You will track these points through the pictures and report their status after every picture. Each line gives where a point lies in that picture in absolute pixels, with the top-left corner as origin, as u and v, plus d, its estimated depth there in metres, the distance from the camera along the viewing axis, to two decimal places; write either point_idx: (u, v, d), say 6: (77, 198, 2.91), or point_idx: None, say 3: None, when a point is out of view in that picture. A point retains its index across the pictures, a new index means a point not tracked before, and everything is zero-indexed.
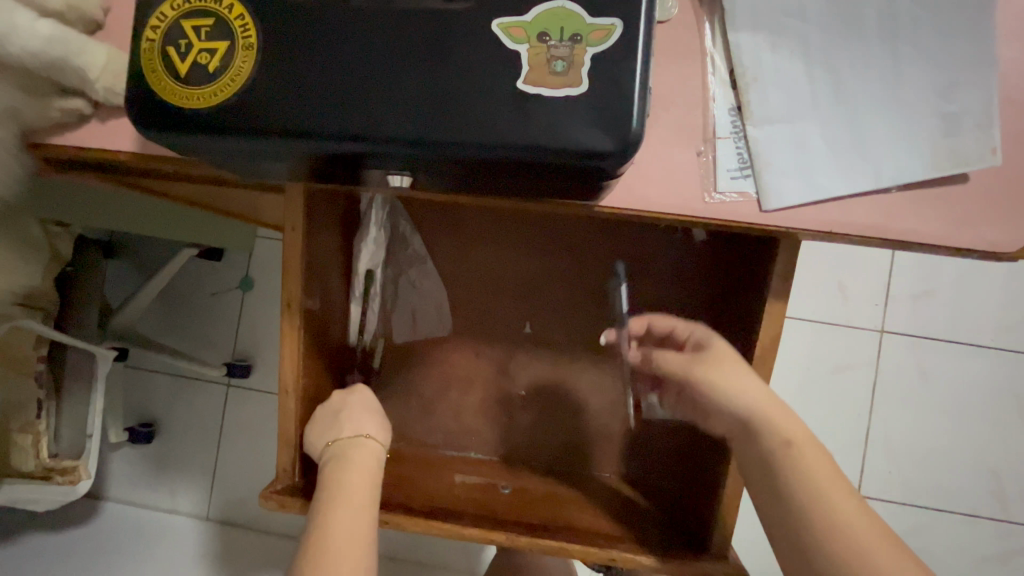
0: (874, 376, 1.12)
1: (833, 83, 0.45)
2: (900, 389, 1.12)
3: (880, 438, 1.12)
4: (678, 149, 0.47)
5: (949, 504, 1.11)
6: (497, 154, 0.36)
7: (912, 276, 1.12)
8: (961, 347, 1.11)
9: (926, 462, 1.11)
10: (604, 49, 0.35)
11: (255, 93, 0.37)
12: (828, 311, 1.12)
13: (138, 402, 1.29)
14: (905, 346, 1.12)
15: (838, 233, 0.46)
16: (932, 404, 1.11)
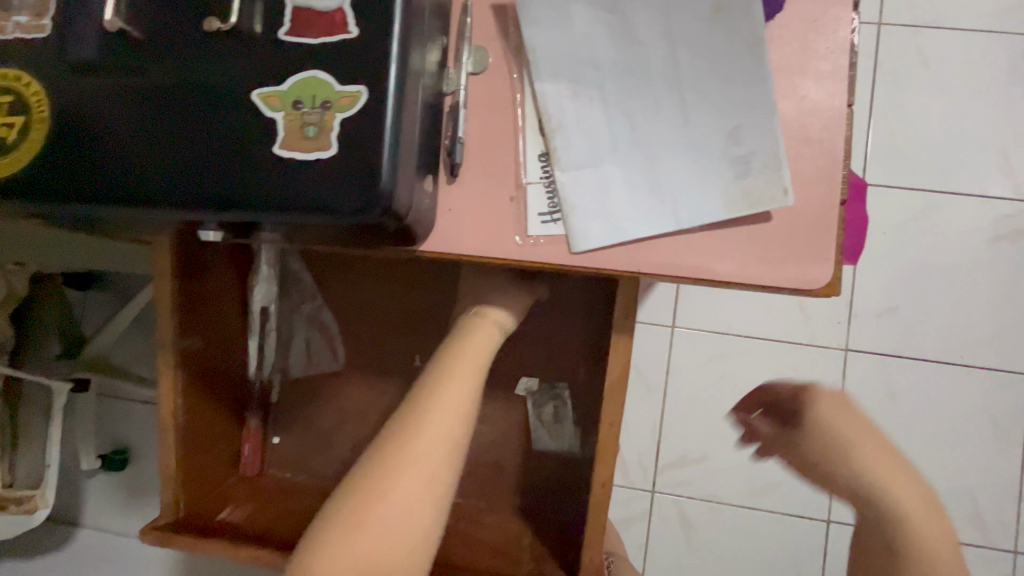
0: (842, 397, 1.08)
1: (629, 127, 0.47)
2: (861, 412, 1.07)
3: None
4: (493, 195, 0.49)
5: None
6: (268, 214, 0.38)
7: (877, 290, 1.07)
8: (924, 366, 1.06)
9: None
10: (351, 113, 0.37)
11: (52, 162, 0.40)
12: (784, 328, 1.09)
13: (111, 429, 1.32)
14: (870, 365, 1.07)
15: (646, 274, 0.47)
16: (896, 427, 1.07)
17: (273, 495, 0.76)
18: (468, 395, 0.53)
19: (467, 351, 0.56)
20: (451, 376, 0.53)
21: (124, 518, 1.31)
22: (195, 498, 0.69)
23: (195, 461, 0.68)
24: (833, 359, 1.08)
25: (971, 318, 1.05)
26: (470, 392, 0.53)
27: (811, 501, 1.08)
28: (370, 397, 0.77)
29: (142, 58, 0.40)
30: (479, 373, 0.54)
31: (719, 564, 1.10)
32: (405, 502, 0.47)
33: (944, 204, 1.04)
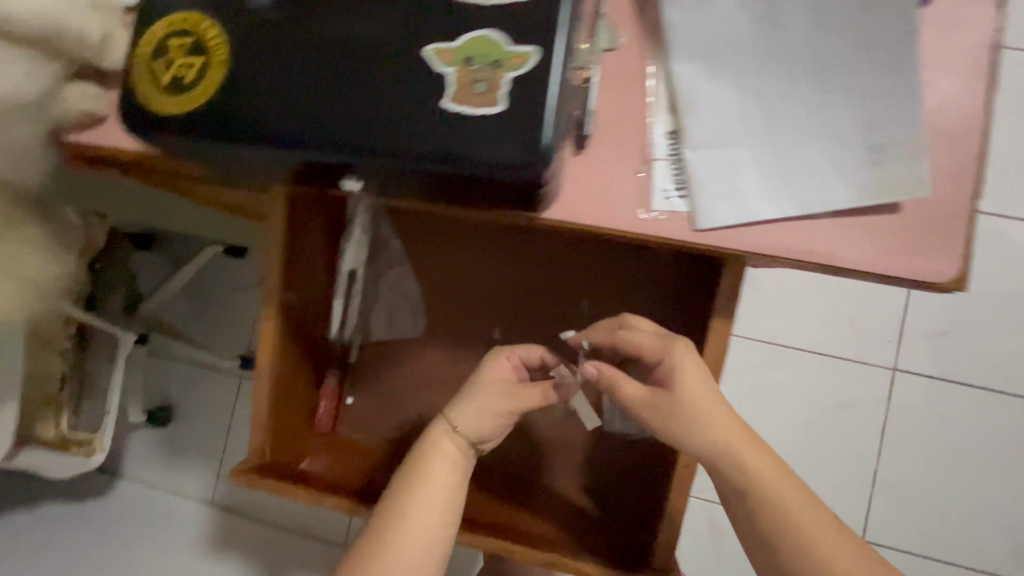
0: (885, 416, 1.07)
1: (763, 111, 0.47)
2: (908, 432, 1.06)
3: (884, 481, 1.06)
4: (618, 168, 0.50)
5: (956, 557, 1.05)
6: (429, 164, 0.40)
7: (927, 312, 1.07)
8: (976, 391, 1.05)
9: (933, 511, 1.05)
10: (521, 73, 0.38)
11: (224, 102, 0.42)
12: (836, 343, 1.08)
13: (159, 387, 1.37)
14: (918, 387, 1.06)
15: (769, 256, 0.48)
16: (944, 449, 1.05)
17: (346, 453, 0.78)
18: (479, 428, 0.57)
19: (483, 389, 0.59)
20: (460, 413, 0.58)
21: (162, 473, 1.34)
22: (278, 446, 0.71)
23: (282, 411, 0.71)
24: (878, 378, 1.07)
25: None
26: (483, 428, 0.57)
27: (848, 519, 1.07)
28: (447, 365, 0.79)
29: (317, 11, 0.42)
30: (492, 405, 0.58)
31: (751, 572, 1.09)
32: (411, 523, 0.52)
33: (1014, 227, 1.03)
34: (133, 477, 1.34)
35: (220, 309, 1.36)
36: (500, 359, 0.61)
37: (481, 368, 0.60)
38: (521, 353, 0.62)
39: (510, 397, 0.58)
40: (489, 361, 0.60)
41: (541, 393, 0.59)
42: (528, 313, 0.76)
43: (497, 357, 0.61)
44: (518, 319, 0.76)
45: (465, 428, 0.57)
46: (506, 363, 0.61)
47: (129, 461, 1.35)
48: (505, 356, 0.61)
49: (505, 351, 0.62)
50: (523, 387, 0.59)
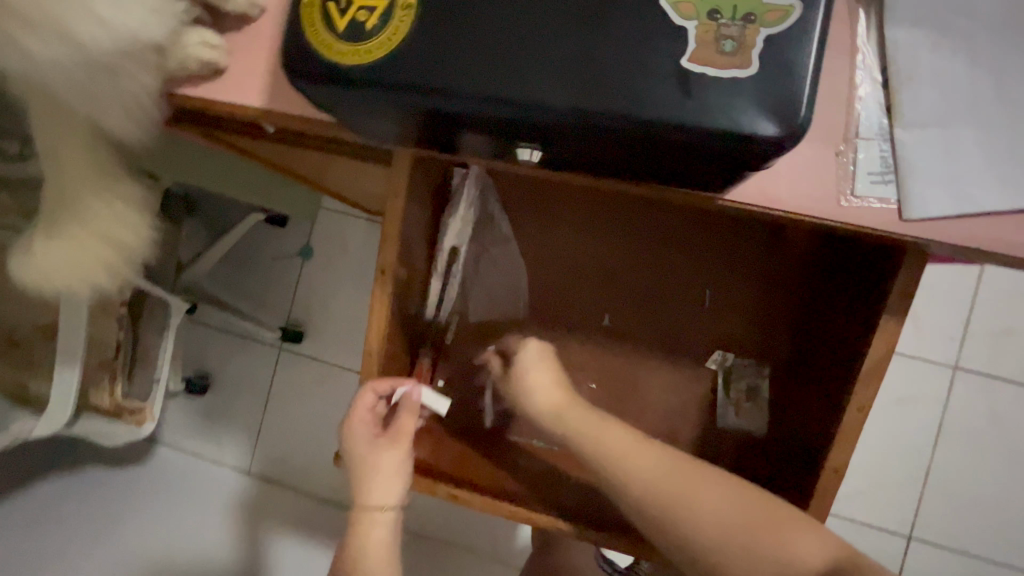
0: (941, 414, 1.08)
1: (994, 88, 0.42)
2: (966, 430, 1.07)
3: (937, 476, 1.08)
4: (815, 146, 0.45)
5: (1005, 552, 1.07)
6: (659, 130, 0.34)
7: (993, 312, 1.07)
8: None
9: (985, 506, 1.07)
10: (779, 30, 0.33)
11: (411, 50, 0.37)
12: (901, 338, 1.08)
13: (199, 355, 1.33)
14: (976, 386, 1.07)
15: (985, 251, 0.43)
16: (1002, 447, 1.06)
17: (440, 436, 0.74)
18: (391, 490, 0.56)
19: (366, 455, 0.58)
20: (368, 492, 0.56)
21: (202, 441, 1.32)
22: None
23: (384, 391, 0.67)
24: (936, 374, 1.08)
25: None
26: (390, 492, 0.56)
27: (896, 511, 1.09)
28: (546, 350, 0.75)
29: None
30: (396, 466, 0.58)
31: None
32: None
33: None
34: (172, 444, 1.32)
35: (267, 278, 1.30)
36: (358, 416, 0.60)
37: (347, 436, 0.59)
38: (366, 392, 0.61)
39: (396, 445, 0.59)
40: (348, 429, 0.60)
41: (409, 415, 0.60)
42: (641, 299, 0.72)
43: (359, 414, 0.60)
44: (630, 304, 0.72)
45: (382, 502, 0.56)
46: (361, 424, 0.60)
47: (169, 427, 1.33)
48: (360, 411, 0.60)
49: (359, 401, 0.61)
50: (390, 435, 0.59)
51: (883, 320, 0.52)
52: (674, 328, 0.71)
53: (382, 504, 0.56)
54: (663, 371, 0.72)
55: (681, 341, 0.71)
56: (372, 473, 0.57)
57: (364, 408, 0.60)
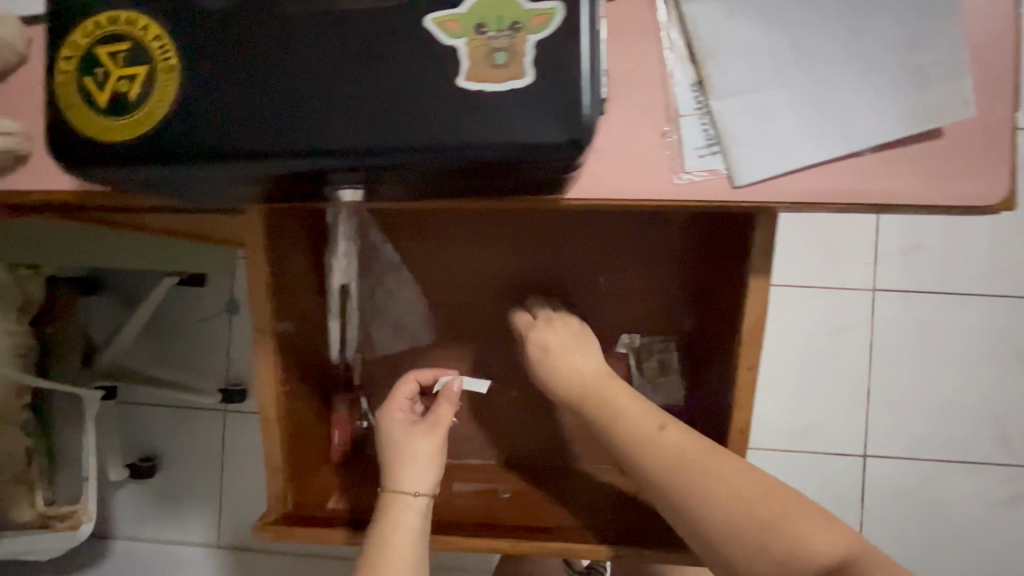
0: (870, 334, 1.13)
1: (791, 46, 0.43)
2: (895, 344, 1.13)
3: (879, 394, 1.14)
4: (642, 133, 0.45)
5: (954, 453, 1.13)
6: (453, 157, 0.33)
7: (899, 234, 1.13)
8: (949, 297, 1.12)
9: (929, 412, 1.13)
10: (547, 34, 0.32)
11: (186, 116, 0.34)
12: (820, 274, 1.14)
13: (137, 438, 1.24)
14: (896, 302, 1.13)
15: (815, 203, 0.45)
16: (930, 354, 1.13)
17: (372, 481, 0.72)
18: (425, 476, 0.55)
19: (401, 441, 0.57)
20: (400, 479, 0.55)
21: (159, 525, 1.23)
22: (299, 489, 0.65)
23: (296, 449, 0.65)
24: (859, 299, 1.14)
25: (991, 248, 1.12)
26: (423, 481, 0.55)
27: (851, 438, 1.14)
28: (463, 368, 0.74)
29: None
30: (432, 453, 0.56)
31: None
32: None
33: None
34: (127, 535, 1.24)
35: (192, 345, 1.22)
36: (392, 405, 0.60)
37: (382, 423, 0.59)
38: (404, 387, 0.62)
39: (430, 433, 0.57)
40: (382, 416, 0.60)
41: (449, 402, 0.59)
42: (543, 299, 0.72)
43: (393, 403, 0.60)
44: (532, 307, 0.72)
45: (416, 487, 0.55)
46: (399, 410, 0.60)
47: (120, 519, 1.24)
48: (394, 399, 0.61)
49: (398, 391, 0.62)
50: (427, 422, 0.58)
51: (752, 280, 0.54)
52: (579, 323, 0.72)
53: (415, 492, 0.55)
54: None
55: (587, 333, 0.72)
56: (410, 460, 0.56)
57: (403, 396, 0.61)
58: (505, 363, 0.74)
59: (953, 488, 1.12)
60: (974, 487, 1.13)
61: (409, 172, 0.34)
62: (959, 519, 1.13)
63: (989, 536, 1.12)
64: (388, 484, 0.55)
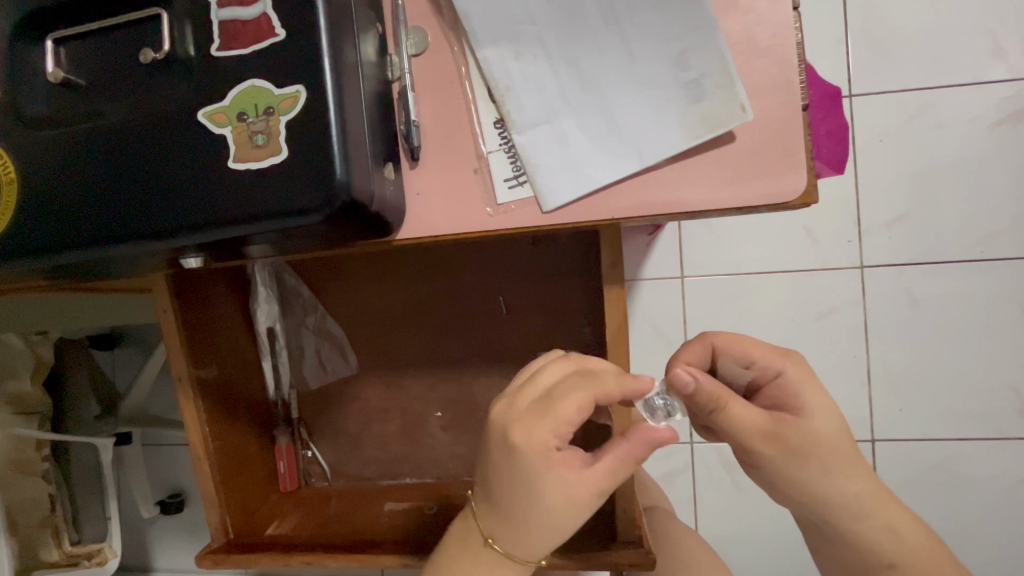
0: (860, 314, 1.07)
1: (576, 76, 0.46)
2: (888, 320, 1.06)
3: (881, 370, 1.07)
4: (457, 171, 0.49)
5: (968, 430, 1.05)
6: (219, 231, 0.39)
7: (879, 203, 1.06)
8: (941, 266, 1.04)
9: (933, 390, 1.06)
10: (294, 114, 0.38)
11: (28, 220, 0.42)
12: (792, 255, 1.08)
13: (164, 477, 1.30)
14: (887, 277, 1.06)
15: (621, 219, 0.47)
16: (926, 330, 1.05)
17: (315, 504, 0.78)
18: (552, 531, 0.45)
19: (551, 492, 0.44)
20: (512, 515, 0.46)
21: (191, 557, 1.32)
22: (240, 518, 0.71)
23: (234, 481, 0.71)
24: (847, 279, 1.07)
25: (979, 210, 1.03)
26: (548, 537, 0.46)
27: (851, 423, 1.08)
28: (390, 394, 0.79)
29: (90, 103, 0.41)
30: (566, 515, 0.45)
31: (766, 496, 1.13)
32: None
33: (938, 98, 1.03)
34: (166, 567, 1.32)
35: None
36: (551, 427, 0.45)
37: (517, 444, 0.44)
38: (583, 406, 0.46)
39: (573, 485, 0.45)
40: (527, 433, 0.44)
41: (621, 460, 0.47)
42: (457, 320, 0.75)
43: (551, 425, 0.45)
44: (445, 330, 0.76)
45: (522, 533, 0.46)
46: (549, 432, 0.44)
47: (158, 553, 1.33)
48: (552, 421, 0.45)
49: (565, 399, 0.45)
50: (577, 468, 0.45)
51: (607, 291, 0.56)
52: (488, 343, 0.75)
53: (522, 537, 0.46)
54: (495, 383, 0.76)
55: (496, 349, 0.75)
56: (533, 502, 0.45)
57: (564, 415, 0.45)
58: (431, 384, 0.78)
59: (963, 469, 1.06)
60: (987, 467, 1.05)
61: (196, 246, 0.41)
62: (977, 500, 1.06)
63: (1009, 517, 1.05)
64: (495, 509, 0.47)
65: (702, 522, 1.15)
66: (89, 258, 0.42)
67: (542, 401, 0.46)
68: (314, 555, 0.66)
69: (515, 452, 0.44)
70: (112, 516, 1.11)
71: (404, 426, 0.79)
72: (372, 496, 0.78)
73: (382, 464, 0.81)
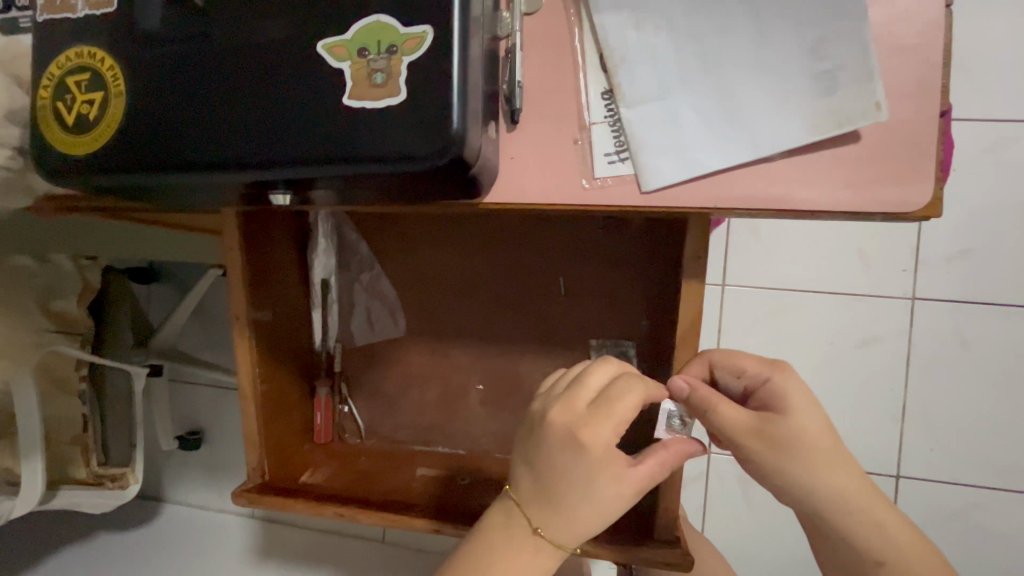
0: (909, 348, 1.02)
1: (698, 53, 0.44)
2: (943, 356, 1.02)
3: (929, 406, 1.02)
4: (555, 140, 0.48)
5: (1010, 479, 1.01)
6: (323, 167, 0.38)
7: (951, 233, 1.01)
8: (1009, 308, 0.99)
9: (979, 434, 1.01)
10: (418, 55, 0.36)
11: (129, 135, 0.42)
12: (850, 282, 1.04)
13: (188, 412, 1.32)
14: (948, 311, 1.01)
15: (723, 209, 0.45)
16: (980, 372, 1.01)
17: (346, 459, 0.78)
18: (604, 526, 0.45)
19: (614, 490, 0.44)
20: (565, 515, 0.44)
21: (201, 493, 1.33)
22: (276, 461, 0.72)
23: (274, 426, 0.72)
24: (903, 308, 1.02)
25: None
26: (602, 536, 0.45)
27: (889, 457, 1.04)
28: (434, 361, 0.78)
29: (205, 25, 0.40)
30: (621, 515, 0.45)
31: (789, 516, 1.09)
32: None
33: None
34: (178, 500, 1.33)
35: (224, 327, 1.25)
36: (613, 426, 0.45)
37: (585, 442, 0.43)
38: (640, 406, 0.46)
39: (629, 485, 0.44)
40: (594, 432, 0.44)
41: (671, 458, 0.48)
42: (513, 296, 0.74)
43: (612, 424, 0.44)
44: (497, 304, 0.75)
45: (574, 531, 0.45)
46: (611, 430, 0.44)
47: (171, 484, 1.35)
48: (614, 420, 0.45)
49: (625, 400, 0.45)
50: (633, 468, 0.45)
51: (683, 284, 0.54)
52: (541, 322, 0.74)
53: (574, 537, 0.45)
54: (541, 365, 0.75)
55: (547, 330, 0.74)
56: (590, 502, 0.44)
57: (624, 414, 0.45)
58: (476, 356, 0.77)
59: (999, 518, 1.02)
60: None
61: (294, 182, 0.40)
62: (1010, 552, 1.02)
63: None
64: (547, 505, 0.45)
65: (717, 532, 1.12)
66: (187, 181, 0.41)
67: (600, 400, 0.46)
68: (347, 508, 0.66)
69: (583, 450, 0.43)
70: (138, 443, 1.11)
71: (440, 393, 0.79)
72: (404, 459, 0.78)
73: (416, 429, 0.80)
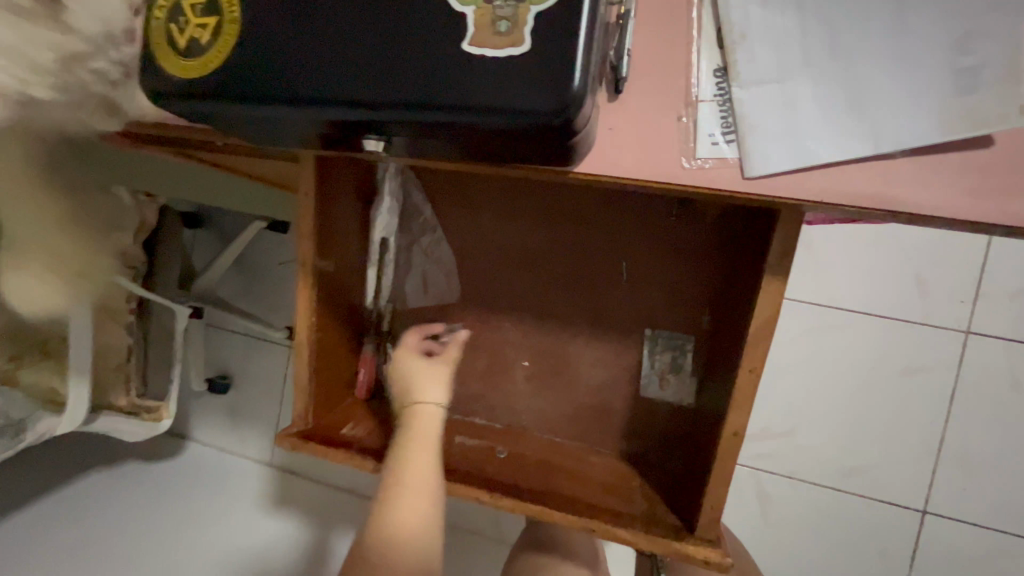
0: (954, 381, 0.98)
1: (828, 36, 0.41)
2: (1004, 393, 0.97)
3: (983, 442, 0.98)
4: (658, 114, 0.46)
5: None
6: (432, 113, 0.37)
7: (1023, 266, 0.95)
8: None
9: None
10: (547, 5, 0.35)
11: (238, 64, 0.41)
12: (915, 307, 0.98)
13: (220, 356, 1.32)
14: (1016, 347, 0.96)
15: (830, 204, 0.43)
16: None
17: (385, 418, 0.79)
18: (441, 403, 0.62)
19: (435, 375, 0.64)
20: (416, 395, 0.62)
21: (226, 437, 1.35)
22: (320, 411, 0.73)
23: (322, 375, 0.72)
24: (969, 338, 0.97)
25: None
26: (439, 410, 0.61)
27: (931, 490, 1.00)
28: (482, 331, 0.78)
29: None
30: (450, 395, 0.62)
31: (823, 539, 1.04)
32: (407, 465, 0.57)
33: None
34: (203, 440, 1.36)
35: (266, 277, 1.26)
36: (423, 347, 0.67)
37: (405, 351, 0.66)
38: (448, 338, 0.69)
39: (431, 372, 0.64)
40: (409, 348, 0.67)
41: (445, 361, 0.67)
42: (572, 276, 0.73)
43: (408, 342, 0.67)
44: (554, 281, 0.74)
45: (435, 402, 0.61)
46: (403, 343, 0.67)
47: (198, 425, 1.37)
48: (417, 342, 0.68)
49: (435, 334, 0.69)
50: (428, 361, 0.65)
51: (764, 280, 0.52)
52: (597, 305, 0.73)
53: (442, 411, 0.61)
54: (590, 349, 0.75)
55: (602, 314, 0.73)
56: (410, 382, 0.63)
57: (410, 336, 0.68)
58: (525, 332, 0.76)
59: None
60: None
61: (399, 126, 0.39)
62: None
63: None
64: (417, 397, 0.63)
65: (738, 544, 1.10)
66: (289, 116, 0.41)
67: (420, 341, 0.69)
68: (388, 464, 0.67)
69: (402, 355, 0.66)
70: (175, 378, 1.15)
71: (484, 364, 0.79)
72: (442, 425, 0.78)
73: (456, 397, 0.80)
